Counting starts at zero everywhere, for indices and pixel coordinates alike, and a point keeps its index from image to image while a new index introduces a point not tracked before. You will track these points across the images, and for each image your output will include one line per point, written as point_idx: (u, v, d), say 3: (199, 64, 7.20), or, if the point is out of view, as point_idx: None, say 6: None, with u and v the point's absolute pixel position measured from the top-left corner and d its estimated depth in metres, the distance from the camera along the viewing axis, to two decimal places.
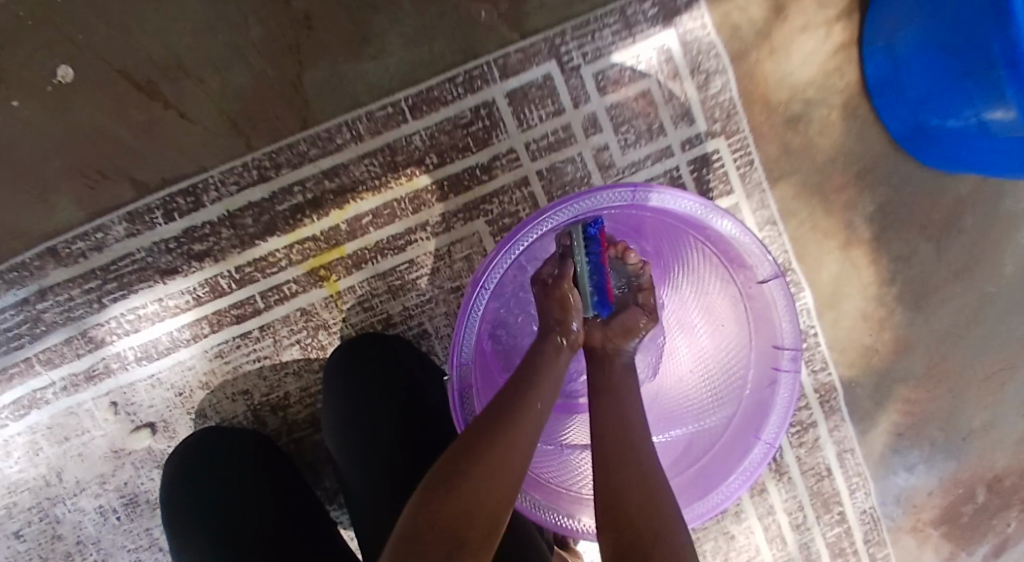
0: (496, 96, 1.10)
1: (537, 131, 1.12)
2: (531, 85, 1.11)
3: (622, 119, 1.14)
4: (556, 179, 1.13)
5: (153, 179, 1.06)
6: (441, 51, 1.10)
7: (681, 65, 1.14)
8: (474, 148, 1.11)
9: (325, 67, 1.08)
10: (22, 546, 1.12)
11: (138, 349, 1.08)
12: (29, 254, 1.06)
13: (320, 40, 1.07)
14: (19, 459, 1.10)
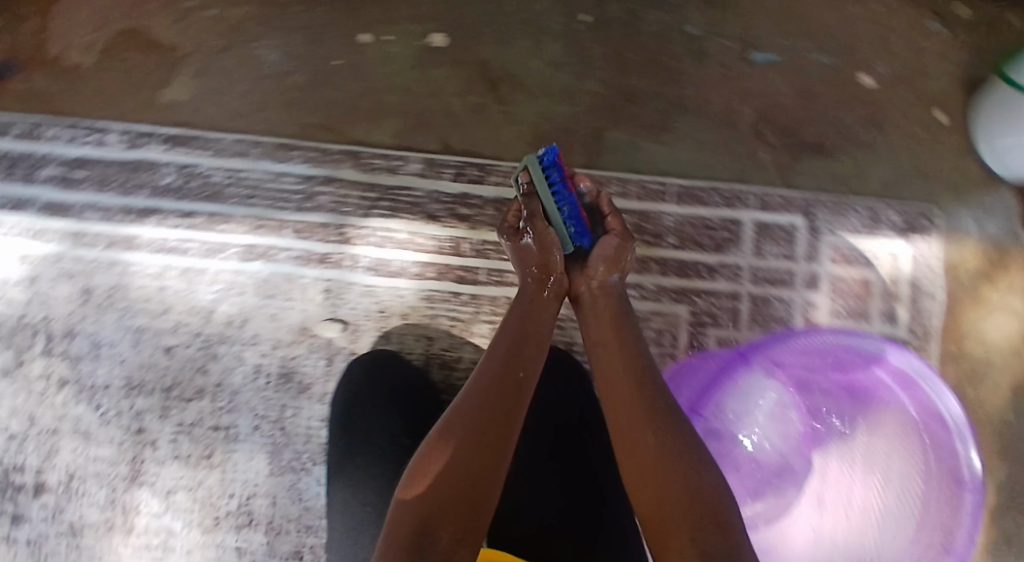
0: (747, 220, 1.27)
1: (766, 263, 1.27)
2: (779, 225, 1.28)
3: (838, 292, 1.28)
4: (761, 309, 1.27)
5: (460, 147, 1.29)
6: (721, 167, 1.29)
7: (904, 277, 1.29)
8: (709, 249, 1.27)
9: (628, 132, 1.29)
10: (169, 361, 1.25)
11: (372, 261, 1.28)
12: (338, 151, 1.28)
13: (636, 113, 1.29)
14: (224, 293, 1.26)
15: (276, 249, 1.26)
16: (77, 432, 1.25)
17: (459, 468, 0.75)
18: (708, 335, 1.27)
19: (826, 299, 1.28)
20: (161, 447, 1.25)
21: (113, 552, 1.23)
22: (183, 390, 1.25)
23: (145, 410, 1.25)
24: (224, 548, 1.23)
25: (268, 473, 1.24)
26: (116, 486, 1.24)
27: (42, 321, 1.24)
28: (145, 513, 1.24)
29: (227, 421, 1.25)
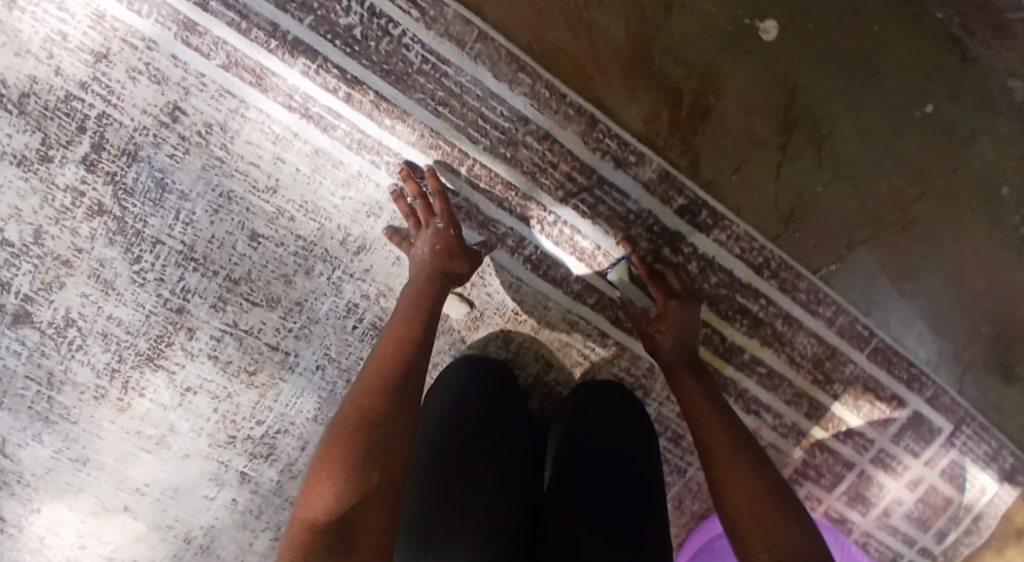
0: (912, 406, 1.13)
1: (896, 452, 1.15)
2: (934, 426, 1.14)
3: (924, 500, 1.18)
4: (860, 488, 1.17)
5: (708, 176, 1.01)
6: (933, 342, 1.11)
7: (990, 520, 1.19)
8: (862, 414, 1.13)
9: (879, 259, 1.06)
10: (245, 251, 0.98)
11: (537, 253, 1.01)
12: (576, 105, 0.96)
13: (899, 244, 1.06)
14: (353, 207, 0.97)
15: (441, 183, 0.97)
16: (98, 278, 0.97)
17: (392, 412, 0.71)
18: (802, 487, 1.18)
19: (911, 501, 1.18)
20: (198, 340, 1.00)
21: (98, 423, 1.02)
22: (252, 290, 0.99)
23: (195, 291, 0.98)
24: (228, 469, 1.05)
25: (311, 419, 1.04)
26: (125, 356, 0.99)
27: (98, 119, 0.92)
28: (151, 401, 1.01)
29: (288, 345, 1.01)
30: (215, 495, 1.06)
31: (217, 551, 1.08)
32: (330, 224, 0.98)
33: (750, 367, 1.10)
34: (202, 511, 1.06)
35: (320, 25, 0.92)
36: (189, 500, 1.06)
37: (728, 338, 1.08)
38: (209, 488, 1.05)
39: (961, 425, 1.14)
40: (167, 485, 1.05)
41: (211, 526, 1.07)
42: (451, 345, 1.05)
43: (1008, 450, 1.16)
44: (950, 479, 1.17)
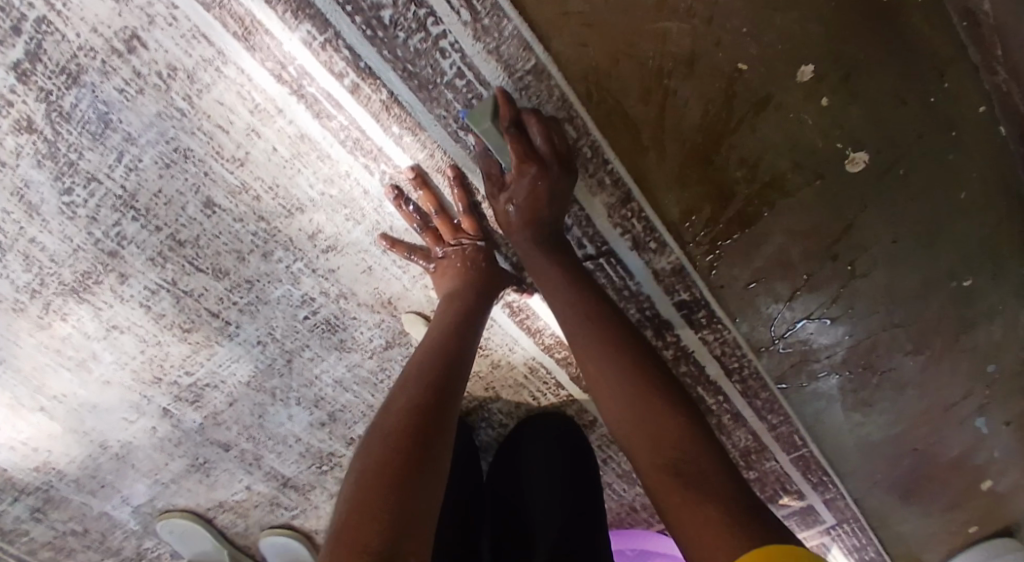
0: (807, 500, 1.23)
1: (774, 521, 1.29)
2: (816, 516, 1.26)
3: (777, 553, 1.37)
4: None
5: (720, 281, 0.93)
6: (855, 462, 1.17)
7: None
8: (761, 493, 1.23)
9: (845, 391, 1.07)
10: (198, 216, 0.84)
11: (520, 302, 0.93)
12: (615, 176, 0.82)
13: (870, 383, 1.06)
14: (331, 205, 0.84)
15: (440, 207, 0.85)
16: (21, 198, 0.82)
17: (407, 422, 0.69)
18: None
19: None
20: (130, 286, 0.90)
21: (14, 331, 0.94)
22: (197, 255, 0.88)
23: (131, 239, 0.86)
24: (149, 402, 1.02)
25: (244, 382, 1.00)
26: (47, 282, 0.89)
27: (36, 24, 0.70)
28: (73, 326, 0.93)
29: (230, 316, 0.93)
30: (134, 420, 1.04)
31: (130, 461, 1.10)
32: (300, 215, 0.84)
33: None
34: (119, 429, 1.05)
35: None
36: (106, 417, 1.04)
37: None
38: (128, 412, 1.03)
39: (842, 522, 1.27)
40: (84, 401, 1.02)
41: (127, 442, 1.07)
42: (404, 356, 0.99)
43: (873, 547, 1.31)
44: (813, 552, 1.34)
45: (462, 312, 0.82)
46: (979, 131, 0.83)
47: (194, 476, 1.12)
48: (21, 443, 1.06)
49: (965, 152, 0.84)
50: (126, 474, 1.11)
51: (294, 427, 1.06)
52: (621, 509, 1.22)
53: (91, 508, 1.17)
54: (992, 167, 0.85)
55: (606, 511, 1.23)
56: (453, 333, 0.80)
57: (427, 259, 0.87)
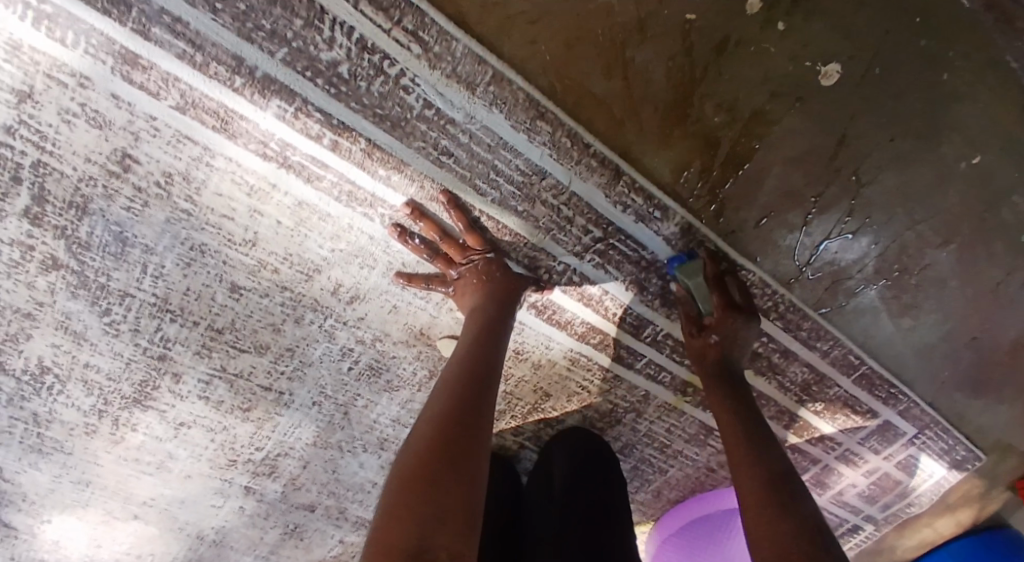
0: (881, 416, 1.22)
1: (855, 447, 1.28)
2: (895, 430, 1.25)
3: (868, 479, 1.35)
4: (813, 469, 1.33)
5: (731, 227, 0.94)
6: (918, 367, 1.16)
7: (921, 493, 1.38)
8: (834, 422, 1.22)
9: (887, 299, 1.06)
10: (227, 302, 0.89)
11: (543, 300, 0.96)
12: (600, 155, 0.85)
13: (910, 285, 1.05)
14: (344, 258, 0.88)
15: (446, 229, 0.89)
16: (66, 330, 0.88)
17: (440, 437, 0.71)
18: None
19: (864, 483, 1.36)
20: (186, 383, 0.95)
21: (93, 453, 1.01)
22: (237, 338, 0.92)
23: (175, 340, 0.91)
24: (231, 484, 1.07)
25: (311, 443, 1.05)
26: (111, 400, 0.95)
27: (33, 169, 0.76)
28: (144, 434, 1.00)
29: (282, 386, 0.98)
30: (222, 504, 1.10)
31: (229, 543, 1.16)
32: (318, 275, 0.89)
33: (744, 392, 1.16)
34: (212, 516, 1.11)
35: (296, 60, 0.72)
36: (197, 507, 1.10)
37: None
38: (215, 498, 1.09)
39: (924, 429, 1.25)
40: (173, 498, 1.08)
41: (222, 526, 1.13)
42: None
43: (962, 445, 1.29)
44: (902, 467, 1.31)
45: (478, 326, 0.85)
46: (946, 11, 0.81)
47: (290, 543, 1.18)
48: (125, 553, 1.14)
49: (941, 34, 0.82)
50: (229, 555, 1.18)
51: (368, 473, 1.10)
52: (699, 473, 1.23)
53: None
54: (977, 42, 0.83)
55: (687, 478, 1.23)
56: (471, 346, 0.82)
57: (445, 284, 0.90)
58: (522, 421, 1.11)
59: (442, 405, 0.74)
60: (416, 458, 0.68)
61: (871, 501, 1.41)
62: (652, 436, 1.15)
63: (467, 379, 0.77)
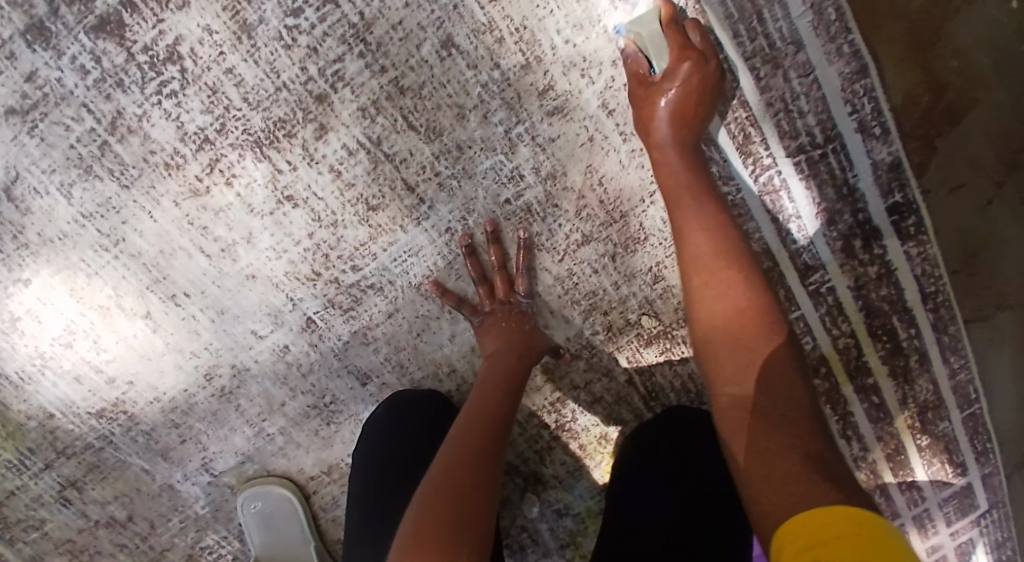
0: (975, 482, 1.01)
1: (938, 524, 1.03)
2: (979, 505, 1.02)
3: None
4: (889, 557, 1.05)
5: (930, 183, 0.87)
6: None
7: None
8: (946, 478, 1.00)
9: None
10: (420, 58, 0.76)
11: (733, 197, 0.85)
12: (855, 47, 0.81)
13: None
14: (571, 57, 0.78)
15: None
16: (235, 14, 0.72)
17: (471, 477, 0.66)
18: None
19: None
20: (327, 145, 0.77)
21: (157, 197, 0.77)
22: (416, 108, 0.78)
23: (349, 82, 0.75)
24: (294, 309, 0.84)
25: (415, 286, 0.86)
26: (228, 128, 0.75)
27: None
28: (236, 195, 0.78)
29: (426, 192, 0.81)
30: (266, 334, 0.85)
31: (236, 401, 0.88)
32: (536, 68, 0.78)
33: (869, 392, 0.95)
34: (242, 347, 0.85)
35: None
36: (235, 331, 0.84)
37: (863, 356, 0.94)
38: (261, 323, 0.84)
39: (995, 507, 1.02)
40: (212, 304, 0.82)
41: (244, 369, 0.86)
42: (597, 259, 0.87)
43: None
44: (960, 555, 1.04)
45: (504, 377, 0.79)
46: None
47: (311, 426, 0.91)
48: (91, 370, 0.84)
49: None
50: (225, 422, 0.89)
51: (452, 353, 0.90)
52: None
53: (152, 480, 0.91)
54: None
55: None
56: (492, 397, 0.77)
57: (475, 312, 0.86)
58: (637, 348, 0.92)
59: (465, 450, 0.69)
60: (425, 507, 0.63)
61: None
62: None
63: (485, 431, 0.72)
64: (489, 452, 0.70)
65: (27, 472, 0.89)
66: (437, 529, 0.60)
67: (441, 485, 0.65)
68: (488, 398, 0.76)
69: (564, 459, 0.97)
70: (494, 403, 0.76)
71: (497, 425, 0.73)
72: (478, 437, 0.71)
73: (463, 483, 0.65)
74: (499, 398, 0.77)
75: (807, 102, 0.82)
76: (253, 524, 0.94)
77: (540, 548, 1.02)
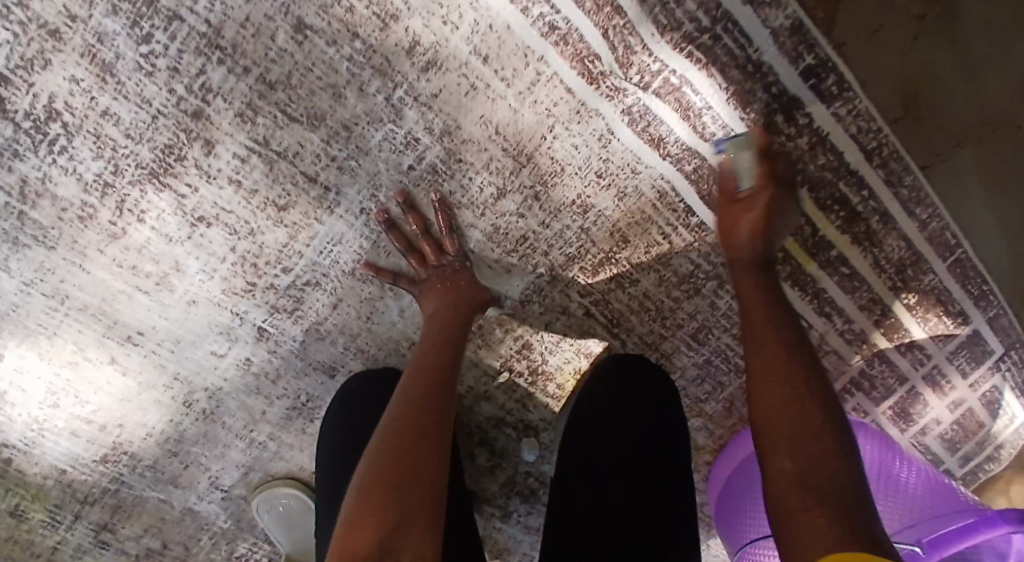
0: (984, 330, 0.99)
1: (949, 379, 1.02)
2: (991, 350, 1.00)
3: (968, 430, 1.07)
4: (897, 418, 1.06)
5: (843, 36, 0.80)
6: None
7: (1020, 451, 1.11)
8: (944, 333, 0.99)
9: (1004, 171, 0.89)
10: (280, 48, 0.75)
11: (638, 106, 0.82)
12: None
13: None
14: (428, 5, 0.75)
15: None
16: (93, 58, 0.73)
17: (417, 426, 0.68)
18: (852, 397, 1.03)
19: (947, 421, 1.06)
20: (219, 157, 0.79)
21: (82, 250, 0.81)
22: (290, 99, 0.78)
23: (217, 90, 0.76)
24: (242, 322, 0.87)
25: (349, 273, 0.87)
26: (121, 167, 0.78)
27: None
28: (152, 229, 0.81)
29: (329, 179, 0.82)
30: (225, 353, 0.88)
31: (221, 419, 0.92)
32: (396, 26, 0.76)
33: (834, 265, 0.93)
34: (208, 370, 0.89)
35: None
36: (194, 355, 0.88)
37: (819, 233, 0.90)
38: (218, 343, 0.88)
39: (1012, 349, 1.01)
40: (166, 336, 0.86)
41: (217, 389, 0.90)
42: (517, 206, 0.87)
43: None
44: (987, 404, 1.04)
45: (446, 329, 0.81)
46: None
47: (296, 426, 0.95)
48: (85, 422, 0.90)
49: None
50: (217, 441, 0.94)
51: (406, 327, 0.91)
52: None
53: (172, 507, 0.98)
54: None
55: None
56: (435, 348, 0.79)
57: (413, 283, 0.87)
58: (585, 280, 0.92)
59: (411, 401, 0.71)
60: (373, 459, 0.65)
61: (963, 459, 1.11)
62: (732, 318, 0.94)
63: (428, 381, 0.74)
64: (434, 400, 0.71)
65: (61, 526, 0.97)
66: (384, 479, 0.62)
67: (389, 437, 0.67)
68: (432, 351, 0.78)
69: (544, 401, 0.99)
70: (435, 363, 0.76)
71: (441, 380, 0.74)
72: (423, 388, 0.73)
73: (410, 433, 0.67)
74: (442, 350, 0.78)
75: None
76: (274, 525, 1.00)
77: (551, 488, 1.05)
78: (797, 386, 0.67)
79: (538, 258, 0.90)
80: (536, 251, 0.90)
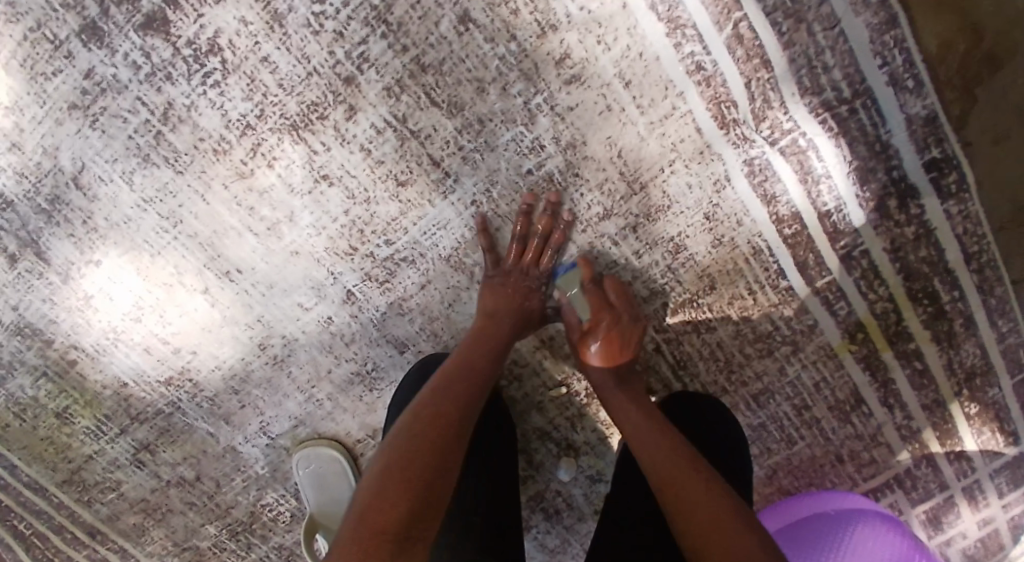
0: None
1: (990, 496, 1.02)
2: None
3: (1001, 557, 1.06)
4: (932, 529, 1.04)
5: (972, 136, 0.83)
6: None
7: None
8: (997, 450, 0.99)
9: None
10: (440, 34, 0.79)
11: (759, 160, 0.85)
12: None
13: None
14: (587, 23, 0.79)
15: (694, 31, 0.79)
16: (267, 6, 0.77)
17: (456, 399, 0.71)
18: (891, 493, 1.03)
19: (973, 537, 1.04)
20: (357, 124, 0.82)
21: (207, 181, 0.84)
22: (438, 85, 0.81)
23: (373, 62, 0.80)
24: (335, 282, 0.90)
25: (444, 258, 0.90)
26: (267, 114, 0.82)
27: None
28: (278, 175, 0.84)
29: (451, 166, 0.85)
30: (310, 307, 0.91)
31: (288, 368, 0.95)
32: (552, 35, 0.79)
33: (909, 358, 0.94)
34: (290, 319, 0.92)
35: None
36: (281, 302, 0.91)
37: (902, 323, 0.92)
38: (306, 296, 0.90)
39: None
40: (262, 279, 0.89)
41: (293, 338, 0.93)
42: (619, 230, 0.88)
43: None
44: (1013, 528, 1.02)
45: (505, 315, 0.85)
46: None
47: (355, 392, 0.97)
48: (161, 342, 0.93)
49: None
50: (279, 388, 0.96)
51: None
52: (824, 458, 1.01)
53: (217, 442, 1.00)
54: None
55: (811, 462, 1.01)
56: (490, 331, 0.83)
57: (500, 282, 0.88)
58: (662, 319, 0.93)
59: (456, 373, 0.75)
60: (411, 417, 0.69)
61: None
62: (797, 389, 0.96)
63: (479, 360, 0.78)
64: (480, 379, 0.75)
65: (103, 436, 0.99)
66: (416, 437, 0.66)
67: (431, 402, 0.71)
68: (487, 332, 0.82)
69: (594, 426, 1.00)
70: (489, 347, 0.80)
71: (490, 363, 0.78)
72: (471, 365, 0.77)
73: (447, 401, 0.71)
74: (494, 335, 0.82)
75: (835, 59, 0.80)
76: (305, 485, 1.00)
77: (576, 512, 1.05)
78: (683, 468, 0.70)
79: (624, 288, 0.91)
80: (623, 279, 0.91)
